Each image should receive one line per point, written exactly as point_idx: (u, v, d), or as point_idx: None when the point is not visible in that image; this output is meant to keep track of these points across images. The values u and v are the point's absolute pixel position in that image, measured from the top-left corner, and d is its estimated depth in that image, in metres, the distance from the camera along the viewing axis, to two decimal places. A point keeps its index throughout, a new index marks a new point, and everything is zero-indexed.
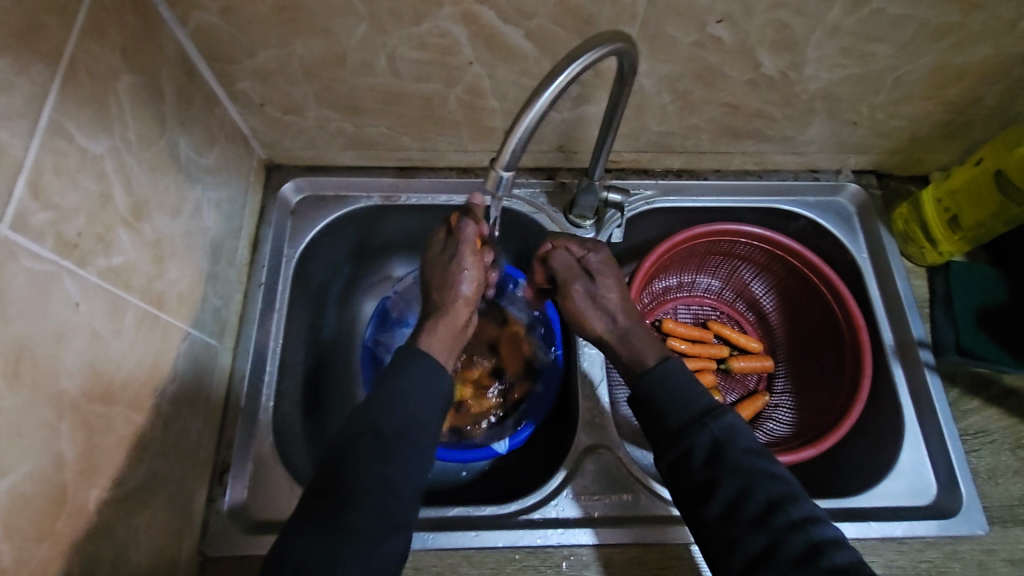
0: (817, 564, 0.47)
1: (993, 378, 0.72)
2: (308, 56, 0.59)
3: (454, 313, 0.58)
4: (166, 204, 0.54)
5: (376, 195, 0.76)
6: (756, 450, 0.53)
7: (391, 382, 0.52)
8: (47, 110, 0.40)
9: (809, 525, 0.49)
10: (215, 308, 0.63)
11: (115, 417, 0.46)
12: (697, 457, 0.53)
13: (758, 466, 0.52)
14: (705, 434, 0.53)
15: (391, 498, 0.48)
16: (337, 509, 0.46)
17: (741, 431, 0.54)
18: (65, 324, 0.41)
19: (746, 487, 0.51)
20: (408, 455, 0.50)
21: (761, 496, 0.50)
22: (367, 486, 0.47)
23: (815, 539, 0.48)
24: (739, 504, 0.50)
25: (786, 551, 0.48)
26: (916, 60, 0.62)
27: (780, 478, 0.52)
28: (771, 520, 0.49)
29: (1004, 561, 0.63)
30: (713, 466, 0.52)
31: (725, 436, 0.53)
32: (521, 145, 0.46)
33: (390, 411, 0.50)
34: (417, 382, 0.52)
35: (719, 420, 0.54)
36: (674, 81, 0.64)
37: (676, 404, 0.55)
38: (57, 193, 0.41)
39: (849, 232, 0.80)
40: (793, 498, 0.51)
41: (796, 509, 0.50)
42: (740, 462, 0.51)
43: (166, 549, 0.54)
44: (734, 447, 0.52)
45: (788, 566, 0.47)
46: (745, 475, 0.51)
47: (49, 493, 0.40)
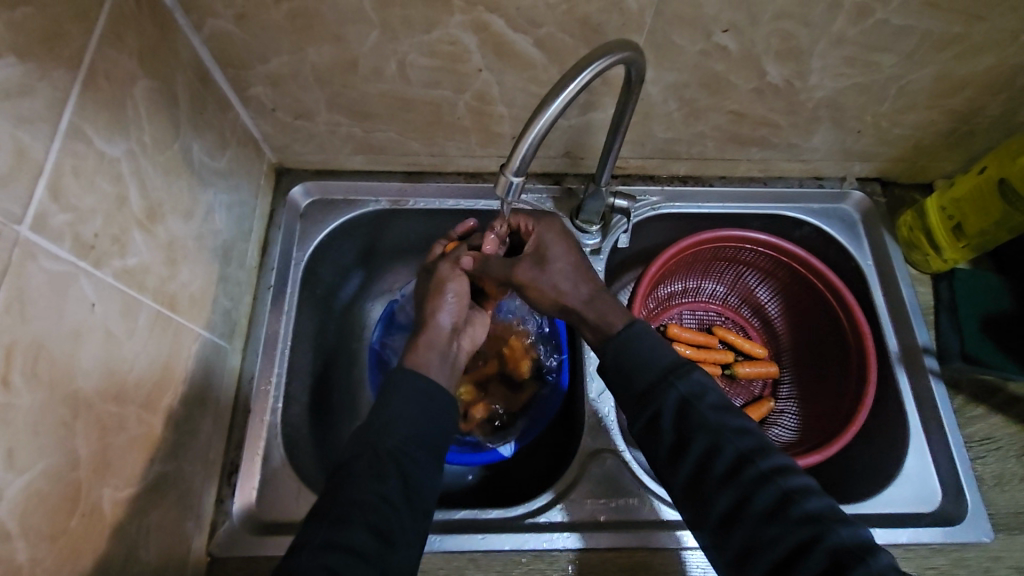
0: (788, 513, 0.47)
1: (998, 385, 0.72)
2: (319, 62, 0.60)
3: (433, 332, 0.60)
4: (179, 207, 0.55)
5: (385, 199, 0.77)
6: (723, 406, 0.53)
7: (388, 401, 0.53)
8: (67, 114, 0.41)
9: (779, 476, 0.49)
10: (225, 310, 0.64)
11: (128, 416, 0.47)
12: (665, 417, 0.53)
13: (726, 422, 0.52)
14: (673, 393, 0.54)
15: (389, 511, 0.48)
16: (337, 524, 0.46)
17: (709, 388, 0.54)
18: (82, 324, 0.42)
19: (714, 444, 0.51)
20: (405, 469, 0.50)
21: (729, 451, 0.51)
22: (365, 501, 0.47)
23: (786, 489, 0.49)
24: (708, 462, 0.51)
25: (757, 504, 0.49)
26: (920, 69, 0.63)
27: (748, 432, 0.52)
28: (741, 475, 0.50)
29: (1009, 568, 0.63)
30: (681, 427, 0.53)
31: (691, 394, 0.54)
32: (531, 152, 0.47)
33: (388, 429, 0.51)
34: (413, 402, 0.53)
35: (685, 378, 0.54)
36: (681, 89, 0.65)
37: (642, 366, 0.56)
38: (75, 195, 0.41)
39: (854, 239, 0.80)
40: (762, 450, 0.51)
41: (766, 462, 0.50)
42: (708, 420, 0.52)
43: (175, 549, 0.54)
44: (700, 405, 0.53)
45: (760, 518, 0.48)
46: (713, 432, 0.52)
47: (63, 491, 0.40)
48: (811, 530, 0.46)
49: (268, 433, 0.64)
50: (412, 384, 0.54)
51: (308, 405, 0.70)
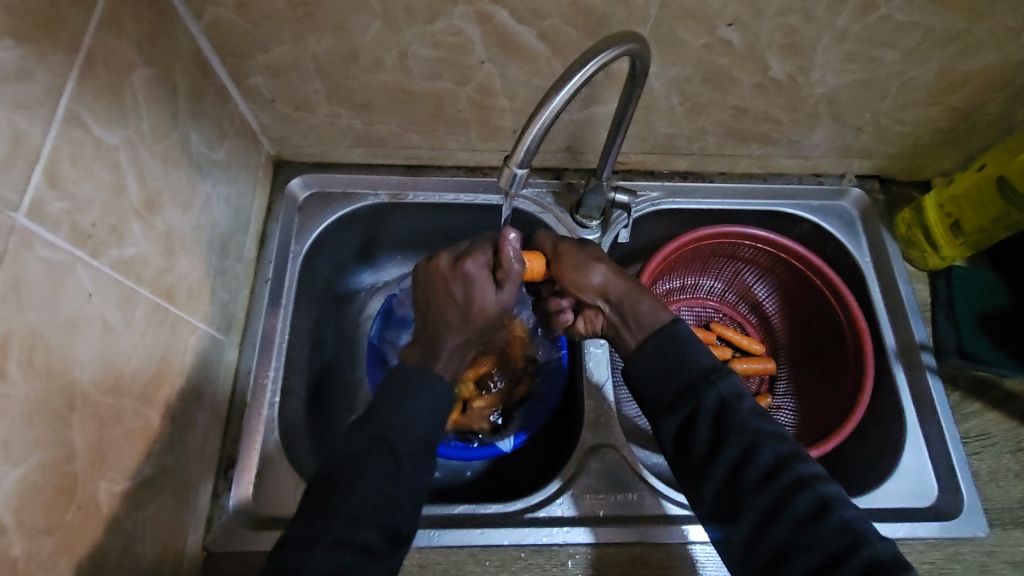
0: (826, 520, 0.48)
1: (993, 381, 0.73)
2: (320, 52, 0.59)
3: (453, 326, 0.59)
4: (178, 197, 0.54)
5: (384, 193, 0.76)
6: (759, 410, 0.54)
7: (406, 399, 0.52)
8: (65, 101, 0.40)
9: (816, 481, 0.50)
10: (223, 303, 0.63)
11: (125, 409, 0.46)
12: (704, 418, 0.53)
13: (764, 427, 0.53)
14: (713, 393, 0.54)
15: (398, 514, 0.49)
16: (349, 522, 0.46)
17: (746, 392, 0.55)
18: (78, 314, 0.41)
19: (754, 445, 0.52)
20: (416, 469, 0.51)
21: (768, 454, 0.51)
22: (382, 500, 0.48)
23: (823, 494, 0.50)
24: (745, 465, 0.52)
25: (796, 508, 0.49)
26: (922, 66, 0.63)
27: (783, 437, 0.53)
28: (778, 479, 0.50)
29: (1004, 563, 0.64)
30: (721, 427, 0.53)
31: (731, 395, 0.54)
32: (535, 144, 0.46)
33: (406, 431, 0.51)
34: (425, 399, 0.53)
35: (724, 380, 0.54)
36: (683, 84, 0.65)
37: (683, 366, 0.55)
38: (73, 182, 0.41)
39: (853, 236, 0.81)
40: (798, 456, 0.52)
41: (802, 467, 0.51)
42: (748, 422, 0.52)
43: (171, 545, 0.53)
44: (739, 407, 0.53)
45: (796, 523, 0.49)
46: (753, 434, 0.52)
47: (58, 483, 0.39)
48: (847, 539, 0.48)
49: (266, 427, 0.63)
50: (425, 382, 0.54)
51: (304, 399, 0.69)
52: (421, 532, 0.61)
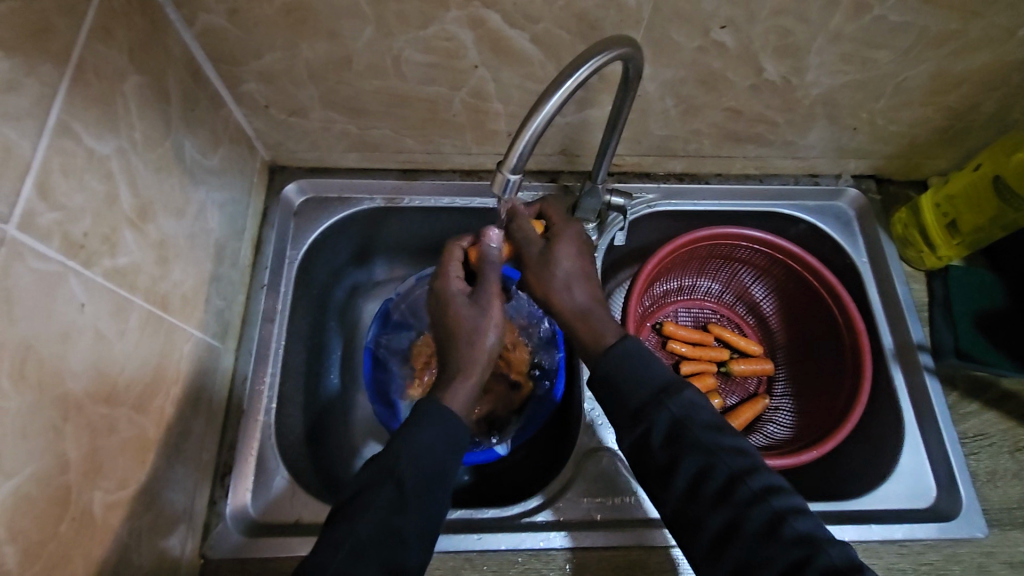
0: (780, 535, 0.47)
1: (991, 381, 0.73)
2: (313, 58, 0.59)
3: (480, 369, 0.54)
4: (171, 205, 0.54)
5: (380, 197, 0.76)
6: (715, 425, 0.52)
7: (417, 428, 0.50)
8: (56, 110, 0.40)
9: (771, 496, 0.49)
10: (218, 310, 0.63)
11: (119, 418, 0.46)
12: (657, 438, 0.52)
13: (720, 442, 0.51)
14: (664, 414, 0.52)
15: (404, 552, 0.46)
16: (354, 557, 0.45)
17: (702, 406, 0.53)
18: (71, 324, 0.41)
19: (708, 464, 0.50)
20: (427, 504, 0.48)
21: (722, 471, 0.50)
22: (383, 539, 0.46)
23: (778, 509, 0.48)
24: (701, 482, 0.50)
25: (751, 525, 0.48)
26: (916, 67, 0.63)
27: (741, 451, 0.52)
28: (734, 496, 0.49)
29: (1002, 563, 0.64)
30: (673, 447, 0.51)
31: (683, 414, 0.52)
32: (528, 149, 0.46)
33: (412, 461, 0.48)
34: (441, 432, 0.50)
35: (676, 398, 0.53)
36: (677, 86, 0.65)
37: (635, 385, 0.54)
38: (64, 193, 0.41)
39: (849, 236, 0.81)
40: (755, 470, 0.50)
41: (758, 481, 0.50)
42: (700, 440, 0.51)
43: (168, 553, 0.53)
44: (692, 425, 0.51)
45: (751, 541, 0.48)
46: (706, 452, 0.51)
47: (51, 494, 0.39)
48: (803, 552, 0.46)
49: (263, 433, 0.63)
50: (436, 415, 0.51)
51: (302, 404, 0.69)
52: None
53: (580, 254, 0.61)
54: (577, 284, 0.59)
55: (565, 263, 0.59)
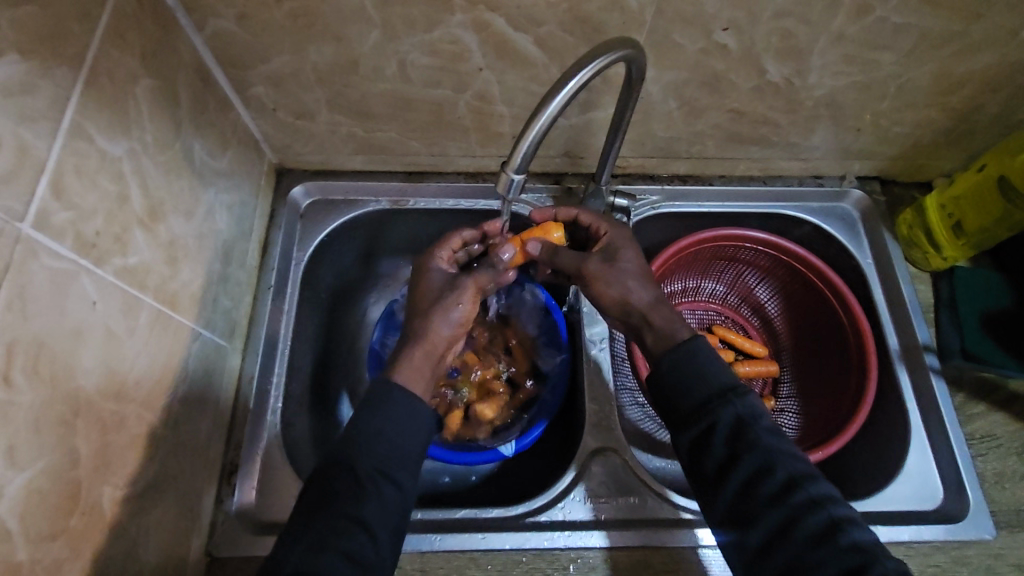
0: (836, 541, 0.47)
1: (997, 383, 0.72)
2: (320, 62, 0.60)
3: (433, 342, 0.56)
4: (181, 206, 0.55)
5: (385, 199, 0.77)
6: (775, 429, 0.53)
7: (372, 417, 0.50)
8: (70, 113, 0.41)
9: (829, 503, 0.49)
10: (226, 310, 0.64)
11: (128, 415, 0.47)
12: (719, 433, 0.53)
13: (780, 445, 0.52)
14: (729, 411, 0.53)
15: (367, 541, 0.46)
16: (312, 551, 0.45)
17: (763, 412, 0.54)
18: (82, 322, 0.42)
19: (767, 464, 0.51)
20: (385, 493, 0.48)
21: (781, 474, 0.51)
22: (337, 525, 0.46)
23: (834, 517, 0.49)
24: (758, 481, 0.51)
25: (807, 528, 0.48)
26: (920, 67, 0.63)
27: (800, 458, 0.52)
28: (791, 498, 0.50)
29: (1011, 565, 0.63)
30: (734, 444, 0.52)
31: (747, 414, 0.53)
32: (532, 150, 0.47)
33: (370, 449, 0.49)
34: (396, 417, 0.51)
35: (743, 397, 0.54)
36: (681, 88, 0.65)
37: (696, 382, 0.55)
38: (77, 193, 0.41)
39: (853, 237, 0.81)
40: (813, 477, 0.51)
41: (817, 488, 0.50)
42: (762, 440, 0.52)
43: (174, 550, 0.54)
44: (756, 426, 0.52)
45: (805, 544, 0.48)
46: (766, 452, 0.51)
47: (62, 489, 0.40)
48: (857, 560, 0.46)
49: (269, 432, 0.64)
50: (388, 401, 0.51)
51: (307, 404, 0.70)
52: (423, 536, 0.61)
53: (639, 260, 0.61)
54: (643, 283, 0.59)
55: (627, 263, 0.60)
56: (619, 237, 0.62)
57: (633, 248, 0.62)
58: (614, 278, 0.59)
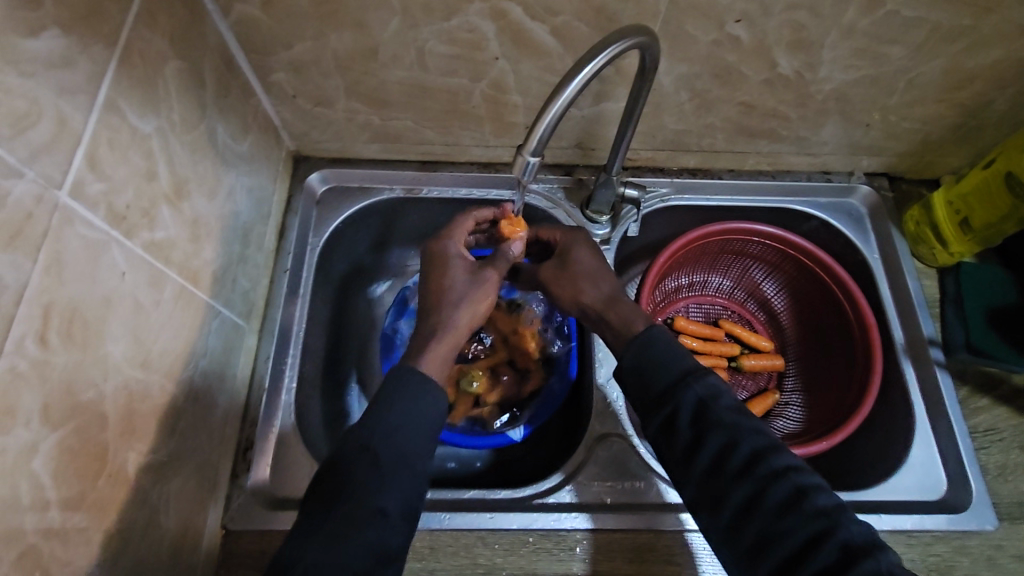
0: (802, 509, 0.48)
1: (1002, 377, 0.73)
2: (340, 49, 0.61)
3: (455, 331, 0.57)
4: (204, 186, 0.57)
5: (399, 187, 0.78)
6: (738, 406, 0.54)
7: (387, 411, 0.51)
8: (104, 89, 0.42)
9: (793, 473, 0.50)
10: (244, 290, 0.66)
11: (152, 384, 0.48)
12: (682, 416, 0.53)
13: (741, 421, 0.52)
14: (690, 393, 0.54)
15: (384, 527, 0.47)
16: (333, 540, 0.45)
17: (725, 389, 0.54)
18: (112, 291, 0.43)
19: (730, 440, 0.52)
20: (405, 480, 0.49)
21: (745, 449, 0.51)
22: (357, 515, 0.46)
23: (800, 485, 0.49)
24: (724, 458, 0.52)
25: (774, 500, 0.49)
26: (929, 62, 0.64)
27: (763, 432, 0.53)
28: (756, 472, 0.50)
29: (1012, 557, 0.64)
30: (697, 425, 0.53)
31: (708, 395, 0.54)
32: (548, 133, 0.47)
33: (388, 436, 0.50)
34: (416, 407, 0.52)
35: (702, 379, 0.54)
36: (692, 80, 0.66)
37: (660, 368, 0.55)
38: (110, 166, 0.43)
39: (861, 233, 0.82)
40: (777, 449, 0.52)
41: (780, 459, 0.51)
42: (724, 418, 0.52)
43: (192, 520, 0.55)
44: (716, 405, 0.53)
45: (772, 515, 0.49)
46: (729, 429, 0.52)
47: (91, 451, 0.41)
48: (822, 527, 0.47)
49: (284, 412, 0.66)
50: (403, 385, 0.52)
51: (320, 386, 0.72)
52: (432, 515, 0.62)
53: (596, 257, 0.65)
54: (596, 282, 0.63)
55: (586, 263, 0.64)
56: (572, 239, 0.66)
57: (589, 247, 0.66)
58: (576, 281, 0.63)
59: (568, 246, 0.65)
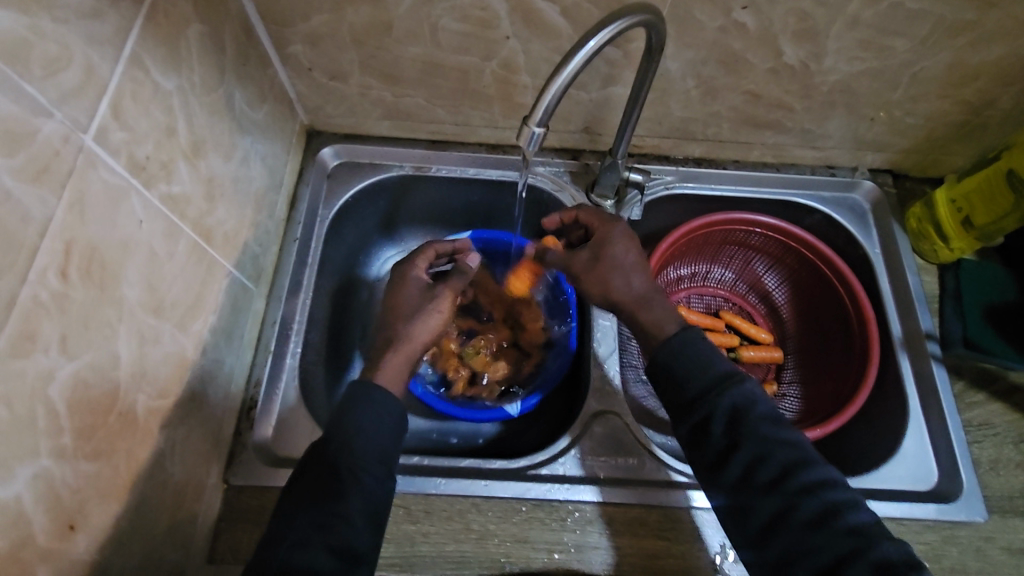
0: (833, 525, 0.48)
1: (998, 373, 0.73)
2: (356, 22, 0.63)
3: (410, 342, 0.60)
4: (220, 148, 0.59)
5: (408, 165, 0.80)
6: (773, 417, 0.53)
7: (350, 415, 0.53)
8: (130, 43, 0.44)
9: (826, 489, 0.50)
10: (254, 255, 0.67)
11: (163, 332, 0.50)
12: (716, 423, 0.53)
13: (776, 434, 0.52)
14: (724, 401, 0.54)
15: (349, 532, 0.49)
16: (297, 544, 0.48)
17: (760, 400, 0.54)
18: (130, 237, 0.45)
19: (763, 452, 0.52)
20: (366, 486, 0.51)
21: (778, 462, 0.51)
22: (326, 521, 0.49)
23: (832, 502, 0.49)
24: (757, 468, 0.51)
25: (804, 513, 0.49)
26: (934, 56, 0.65)
27: (798, 444, 0.53)
28: (788, 485, 0.50)
29: (1001, 549, 0.64)
30: (730, 433, 0.53)
31: (742, 404, 0.53)
32: (553, 103, 0.48)
33: (350, 445, 0.52)
34: (370, 415, 0.54)
35: (738, 388, 0.54)
36: (699, 66, 0.68)
37: (695, 373, 0.55)
38: (132, 117, 0.45)
39: (863, 227, 0.82)
40: (811, 463, 0.52)
41: (813, 474, 0.51)
42: (759, 429, 0.52)
43: (197, 470, 0.57)
44: (751, 416, 0.53)
45: (804, 528, 0.49)
46: (763, 441, 0.52)
47: (105, 386, 0.43)
48: (853, 544, 0.47)
49: (288, 376, 0.68)
50: (370, 396, 0.54)
51: (325, 354, 0.74)
52: (429, 479, 0.64)
53: (628, 255, 0.63)
54: (626, 279, 0.62)
55: (614, 261, 0.63)
56: (607, 233, 0.65)
57: (626, 246, 0.64)
58: (603, 276, 0.63)
59: (601, 242, 0.64)
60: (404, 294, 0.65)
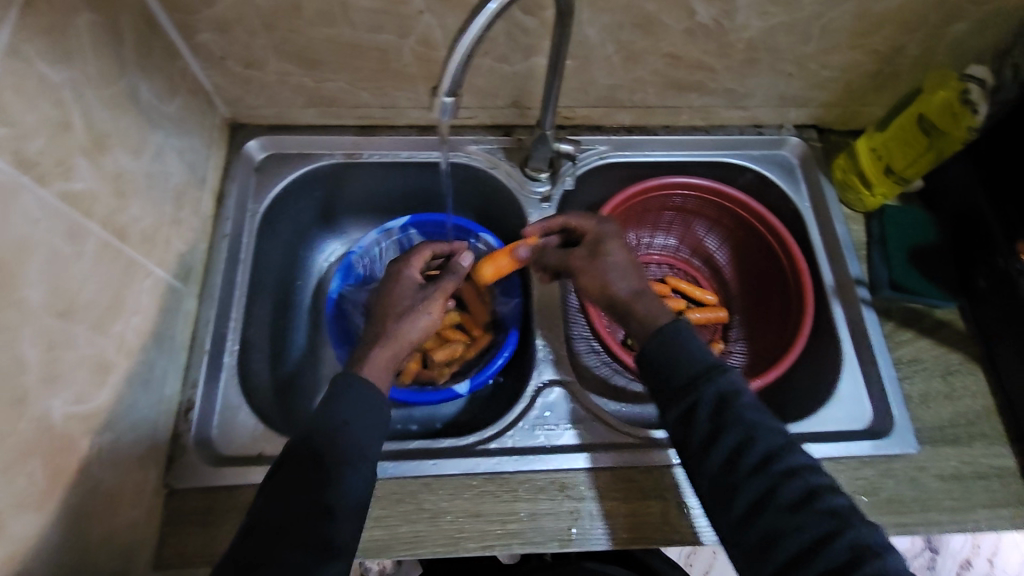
0: (813, 507, 0.49)
1: (926, 311, 0.77)
2: (263, 5, 0.62)
3: (400, 337, 0.59)
4: (127, 142, 0.57)
5: (339, 152, 0.79)
6: (758, 404, 0.54)
7: (331, 408, 0.53)
8: (6, 31, 0.42)
9: (808, 472, 0.51)
10: (180, 253, 0.66)
11: (76, 334, 0.49)
12: (703, 410, 0.53)
13: (760, 420, 0.53)
14: (711, 388, 0.54)
15: (334, 528, 0.48)
16: (268, 541, 0.47)
17: (745, 388, 0.54)
18: (26, 237, 0.43)
19: (748, 437, 0.52)
20: (352, 485, 0.50)
21: (761, 447, 0.52)
22: (304, 517, 0.48)
23: (812, 484, 0.50)
24: (742, 452, 0.52)
25: (784, 496, 0.49)
26: (840, 7, 0.67)
27: (778, 429, 0.53)
28: (771, 468, 0.51)
29: (934, 476, 0.67)
30: (717, 420, 0.53)
31: (729, 391, 0.54)
32: (459, 70, 0.48)
33: (335, 441, 0.51)
34: (356, 412, 0.53)
35: (727, 375, 0.54)
36: (617, 31, 0.68)
37: (679, 365, 0.55)
38: (16, 111, 0.43)
39: (792, 182, 0.85)
40: (793, 448, 0.52)
41: (796, 458, 0.51)
42: (747, 414, 0.52)
43: (133, 475, 0.55)
44: (738, 402, 0.53)
45: (785, 510, 0.49)
46: (748, 426, 0.52)
47: (10, 392, 0.41)
48: (832, 525, 0.48)
49: (227, 374, 0.66)
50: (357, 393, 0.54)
51: (268, 349, 0.73)
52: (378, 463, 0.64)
53: (624, 253, 0.63)
54: (624, 276, 0.61)
55: (612, 258, 0.62)
56: (606, 231, 0.64)
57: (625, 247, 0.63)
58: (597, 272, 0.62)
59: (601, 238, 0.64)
60: (399, 291, 0.63)
